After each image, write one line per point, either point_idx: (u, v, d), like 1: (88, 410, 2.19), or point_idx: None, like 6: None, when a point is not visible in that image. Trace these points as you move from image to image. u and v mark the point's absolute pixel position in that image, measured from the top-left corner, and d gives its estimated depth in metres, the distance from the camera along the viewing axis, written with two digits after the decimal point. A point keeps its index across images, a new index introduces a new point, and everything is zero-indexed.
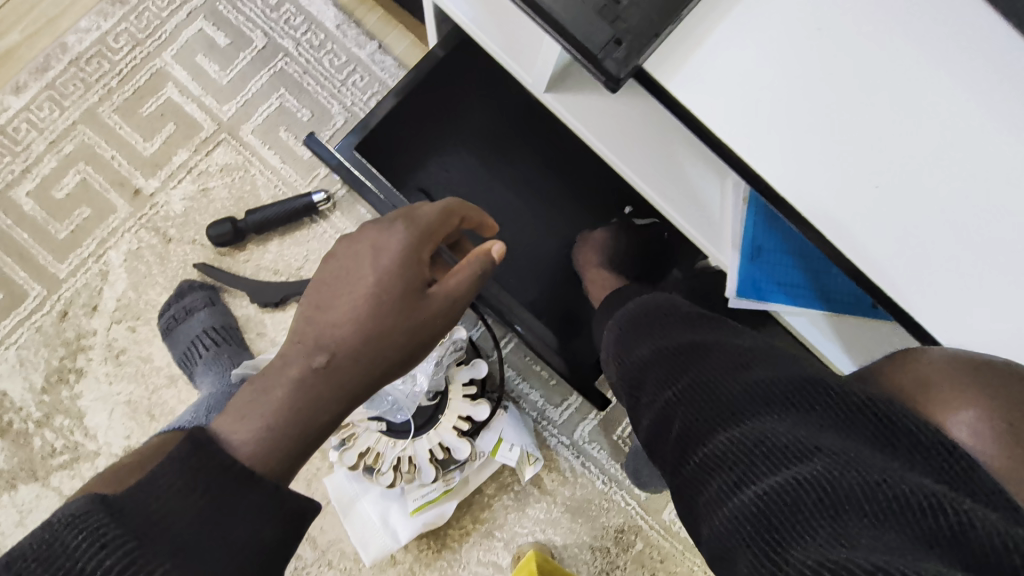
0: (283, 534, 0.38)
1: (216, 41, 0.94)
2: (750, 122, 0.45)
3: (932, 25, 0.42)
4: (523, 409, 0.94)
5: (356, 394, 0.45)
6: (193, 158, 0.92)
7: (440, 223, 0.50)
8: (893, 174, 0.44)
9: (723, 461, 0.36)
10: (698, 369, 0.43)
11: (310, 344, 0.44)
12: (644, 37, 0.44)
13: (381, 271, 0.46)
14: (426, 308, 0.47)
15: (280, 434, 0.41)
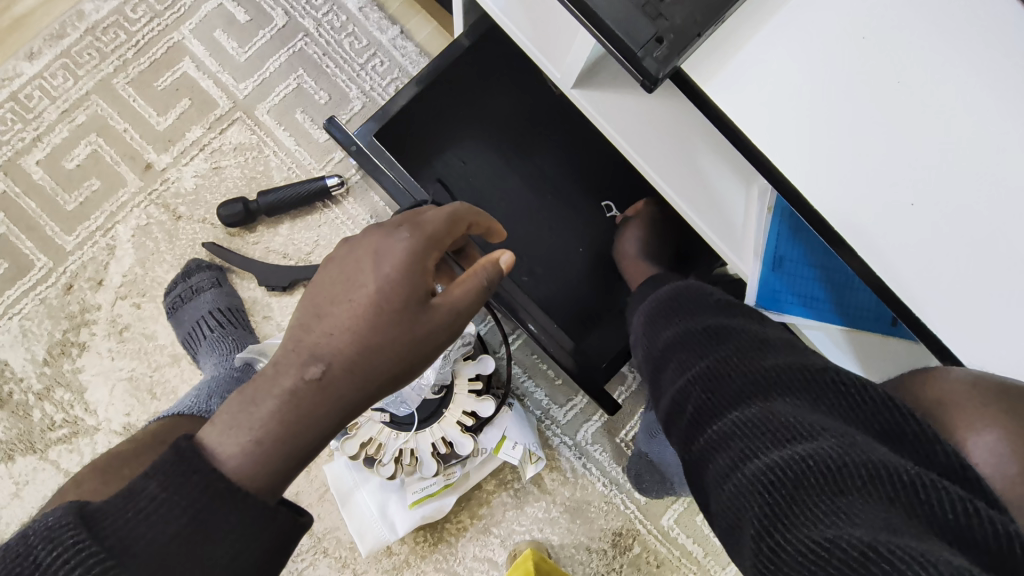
0: (268, 555, 0.36)
1: (236, 17, 0.92)
2: (785, 129, 0.43)
3: (978, 43, 0.41)
4: (528, 407, 0.93)
5: (350, 411, 0.40)
6: (206, 135, 0.91)
7: (450, 228, 0.44)
8: (930, 193, 0.42)
9: (732, 438, 0.37)
10: (713, 353, 0.43)
11: (303, 355, 0.39)
12: (686, 39, 0.43)
13: (385, 277, 0.40)
14: (427, 322, 0.41)
15: (269, 450, 0.37)
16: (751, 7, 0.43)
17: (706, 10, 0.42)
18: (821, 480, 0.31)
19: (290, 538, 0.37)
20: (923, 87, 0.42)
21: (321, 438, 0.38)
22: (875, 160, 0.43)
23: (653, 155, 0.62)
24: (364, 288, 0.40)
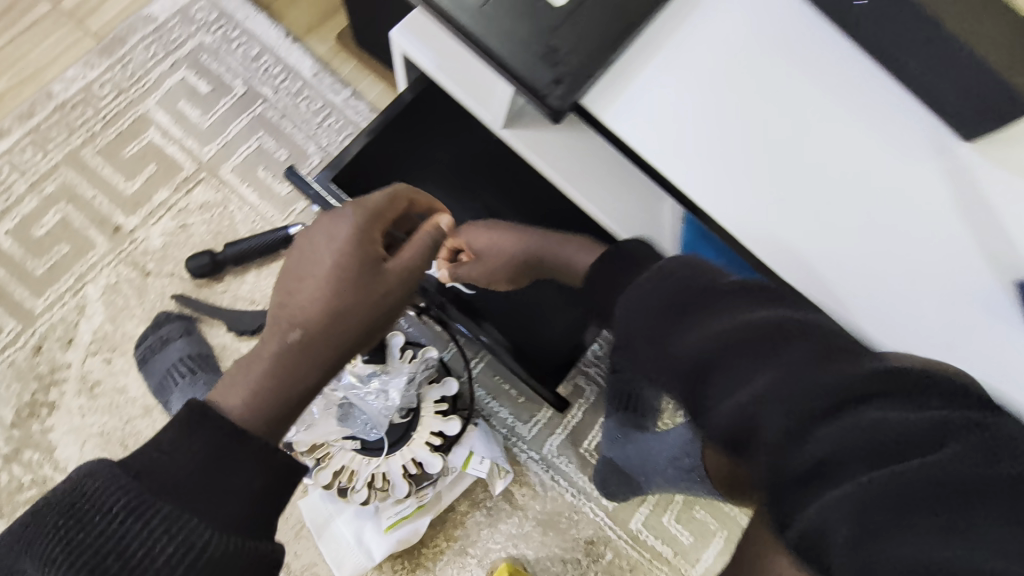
0: (272, 486, 0.43)
1: (198, 89, 1.01)
2: (673, 147, 0.53)
3: (810, 66, 0.53)
4: (494, 426, 0.99)
5: (331, 359, 0.50)
6: (173, 196, 0.97)
7: (387, 206, 0.56)
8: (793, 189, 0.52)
9: (815, 448, 0.34)
10: (796, 368, 0.37)
11: (285, 323, 0.49)
12: (580, 79, 0.51)
13: (338, 250, 0.51)
14: (382, 281, 0.52)
15: (268, 396, 0.46)
16: (634, 53, 0.53)
17: (593, 56, 0.52)
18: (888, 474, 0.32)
19: (295, 470, 0.45)
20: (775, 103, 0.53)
21: (310, 384, 0.49)
22: (747, 165, 0.52)
23: (581, 183, 0.71)
24: (324, 259, 0.51)
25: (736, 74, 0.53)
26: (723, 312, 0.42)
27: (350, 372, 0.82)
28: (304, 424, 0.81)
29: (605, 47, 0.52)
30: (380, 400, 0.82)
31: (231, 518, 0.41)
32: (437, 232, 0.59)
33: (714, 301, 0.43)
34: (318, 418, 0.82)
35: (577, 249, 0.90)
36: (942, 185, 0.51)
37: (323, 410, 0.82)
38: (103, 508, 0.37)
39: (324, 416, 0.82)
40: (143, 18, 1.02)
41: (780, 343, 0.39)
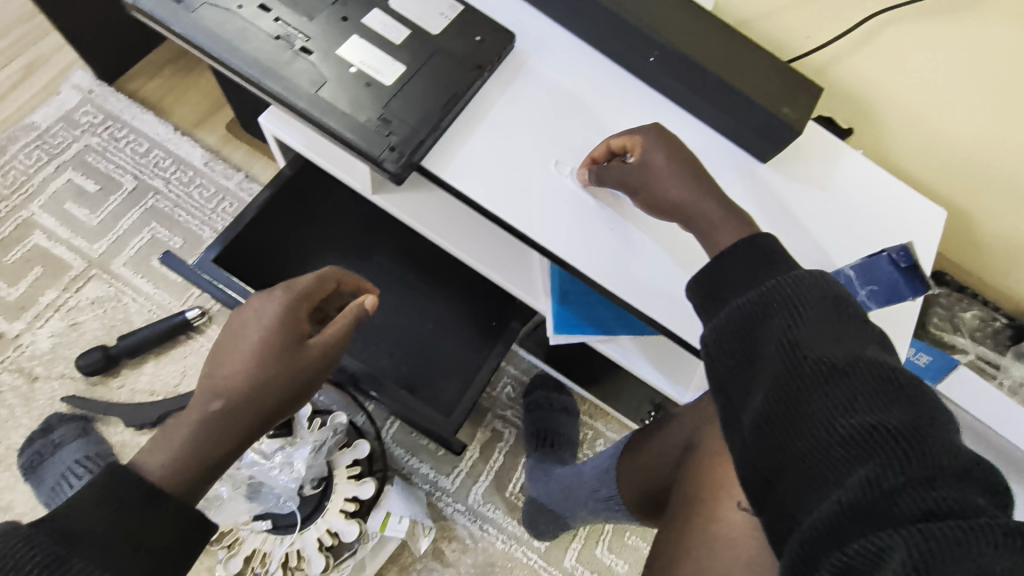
0: (187, 542, 0.47)
1: (86, 188, 1.02)
2: (505, 196, 0.61)
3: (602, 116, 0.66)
4: (415, 483, 0.98)
5: (252, 429, 0.52)
6: (62, 296, 0.96)
7: (316, 287, 0.59)
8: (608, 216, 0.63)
9: (802, 464, 0.36)
10: (788, 392, 0.38)
11: (211, 390, 0.51)
12: (412, 143, 0.59)
13: (265, 325, 0.54)
14: (307, 354, 0.55)
15: (188, 459, 0.49)
16: (460, 122, 0.63)
17: (422, 123, 0.60)
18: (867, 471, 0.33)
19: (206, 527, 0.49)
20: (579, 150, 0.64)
21: (227, 452, 0.51)
22: (567, 203, 0.62)
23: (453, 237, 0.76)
24: (256, 334, 0.54)
25: (557, 114, 0.66)
26: (737, 314, 0.44)
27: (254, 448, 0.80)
28: (210, 508, 0.78)
29: (430, 119, 0.60)
30: (288, 473, 0.81)
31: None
32: (365, 309, 0.60)
33: (736, 302, 0.45)
34: (222, 502, 0.79)
35: (472, 298, 0.95)
36: (742, 192, 0.67)
37: (228, 494, 0.79)
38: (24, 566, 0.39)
39: (229, 500, 0.78)
40: (26, 126, 1.03)
41: (769, 349, 0.41)
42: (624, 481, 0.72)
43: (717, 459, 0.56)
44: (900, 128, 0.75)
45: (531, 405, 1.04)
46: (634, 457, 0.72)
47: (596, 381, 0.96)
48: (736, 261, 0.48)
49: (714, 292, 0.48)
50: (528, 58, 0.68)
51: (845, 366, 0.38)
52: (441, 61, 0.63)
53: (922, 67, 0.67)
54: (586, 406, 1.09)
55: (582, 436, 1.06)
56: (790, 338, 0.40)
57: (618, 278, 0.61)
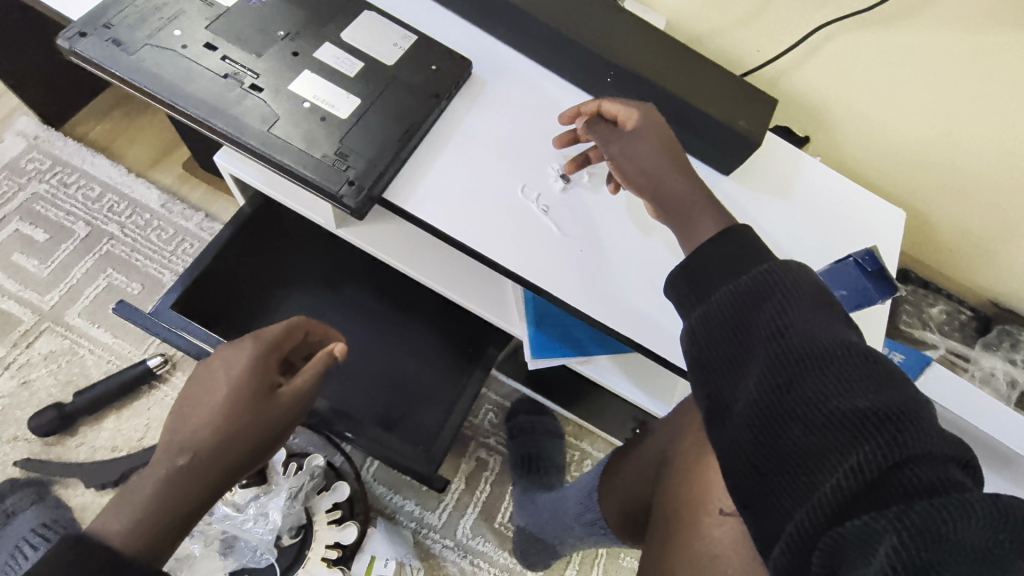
0: None
1: (35, 238, 0.97)
2: (471, 223, 0.60)
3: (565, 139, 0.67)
4: (400, 523, 0.94)
5: (219, 484, 0.49)
6: (12, 353, 0.91)
7: (287, 337, 0.57)
8: (577, 237, 0.63)
9: (791, 457, 0.35)
10: (773, 380, 0.37)
11: (176, 445, 0.48)
12: (372, 176, 0.57)
13: (234, 377, 0.51)
14: (276, 405, 0.52)
15: (151, 519, 0.45)
16: (421, 151, 0.62)
17: (381, 155, 0.59)
18: (855, 458, 0.32)
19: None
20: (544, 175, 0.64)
21: (193, 510, 0.47)
22: (535, 228, 0.62)
23: (422, 265, 0.75)
24: (227, 384, 0.51)
25: (520, 139, 0.66)
26: (720, 304, 0.42)
27: (225, 502, 0.77)
28: (184, 567, 0.75)
29: (389, 150, 0.59)
30: (262, 526, 0.77)
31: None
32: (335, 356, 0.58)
33: (714, 293, 0.44)
34: (196, 560, 0.76)
35: (448, 326, 0.93)
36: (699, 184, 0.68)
37: (202, 551, 0.76)
38: None
39: (204, 554, 0.76)
40: None
41: (751, 340, 0.40)
42: (606, 503, 0.70)
43: (689, 472, 0.55)
44: (853, 133, 0.77)
45: (515, 431, 1.02)
46: (618, 475, 0.70)
47: (578, 401, 0.95)
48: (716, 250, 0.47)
49: (698, 281, 0.46)
50: (486, 85, 0.67)
51: (829, 349, 0.36)
52: (397, 92, 0.62)
53: (868, 73, 0.69)
54: (571, 427, 1.07)
55: (569, 458, 1.05)
56: (772, 326, 0.39)
57: (594, 299, 0.60)
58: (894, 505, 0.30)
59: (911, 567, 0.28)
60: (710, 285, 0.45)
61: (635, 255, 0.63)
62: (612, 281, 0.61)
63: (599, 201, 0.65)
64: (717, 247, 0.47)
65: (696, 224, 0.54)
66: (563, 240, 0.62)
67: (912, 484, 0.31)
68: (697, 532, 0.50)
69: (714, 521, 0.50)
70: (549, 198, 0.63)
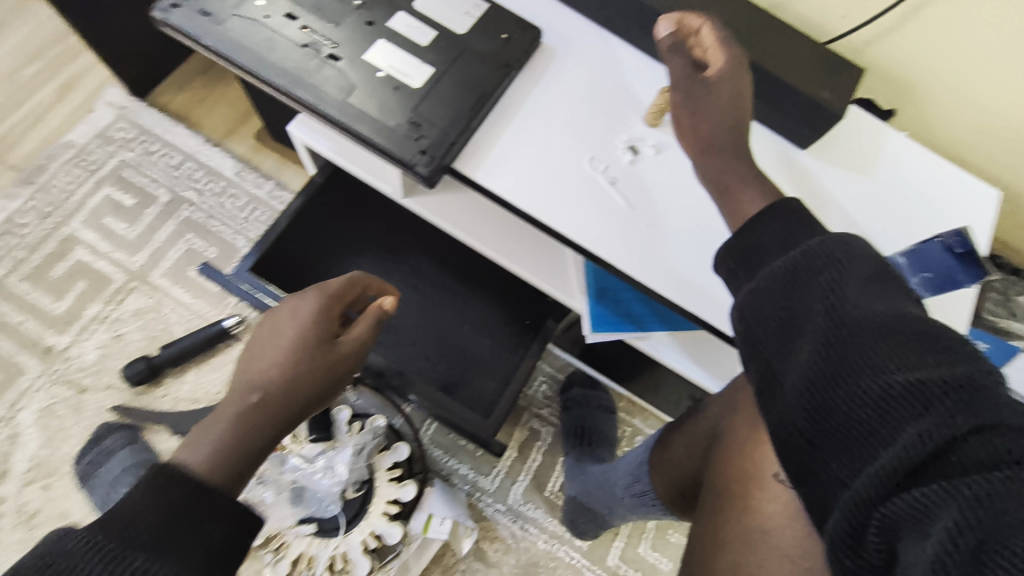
0: (231, 534, 0.44)
1: (123, 203, 1.04)
2: (542, 194, 0.60)
3: (635, 111, 0.65)
4: (455, 485, 0.98)
5: (287, 424, 0.52)
6: (106, 308, 0.98)
7: (347, 289, 0.59)
8: (647, 213, 0.62)
9: (845, 430, 0.34)
10: (824, 357, 0.36)
11: (247, 385, 0.51)
12: (444, 145, 0.58)
13: (300, 326, 0.55)
14: (337, 354, 0.55)
15: (229, 450, 0.48)
16: (491, 122, 0.62)
17: (452, 125, 0.59)
18: (913, 428, 0.31)
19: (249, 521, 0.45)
20: (613, 150, 0.63)
21: (264, 447, 0.50)
22: (603, 201, 0.61)
23: (484, 236, 0.75)
24: (293, 332, 0.54)
25: (588, 109, 0.64)
26: (769, 282, 0.42)
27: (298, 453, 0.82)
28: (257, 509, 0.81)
29: (462, 121, 0.59)
30: (329, 479, 0.82)
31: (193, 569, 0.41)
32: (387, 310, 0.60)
33: (764, 269, 0.43)
34: (268, 505, 0.81)
35: (505, 299, 0.95)
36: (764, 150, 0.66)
37: (275, 497, 0.82)
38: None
39: (277, 500, 0.82)
40: (63, 144, 1.06)
41: (803, 316, 0.39)
42: (656, 474, 0.71)
43: (742, 447, 0.55)
44: (944, 107, 0.72)
45: (567, 403, 1.03)
46: (667, 448, 0.70)
47: (632, 378, 0.95)
48: (767, 225, 0.47)
49: (750, 259, 0.46)
50: (556, 54, 0.66)
51: (886, 322, 0.35)
52: (468, 61, 0.62)
53: (969, 41, 0.64)
54: (623, 403, 1.08)
55: (621, 433, 1.05)
56: (821, 301, 0.38)
57: (662, 274, 0.60)
58: (959, 474, 0.29)
59: (975, 538, 0.27)
60: (763, 259, 0.45)
61: (702, 231, 0.61)
62: (679, 255, 0.60)
63: (669, 174, 0.63)
64: (779, 220, 0.46)
65: (741, 195, 0.53)
66: (632, 213, 0.61)
67: (975, 453, 0.29)
68: (749, 505, 0.51)
69: (767, 497, 0.50)
70: (619, 170, 0.63)
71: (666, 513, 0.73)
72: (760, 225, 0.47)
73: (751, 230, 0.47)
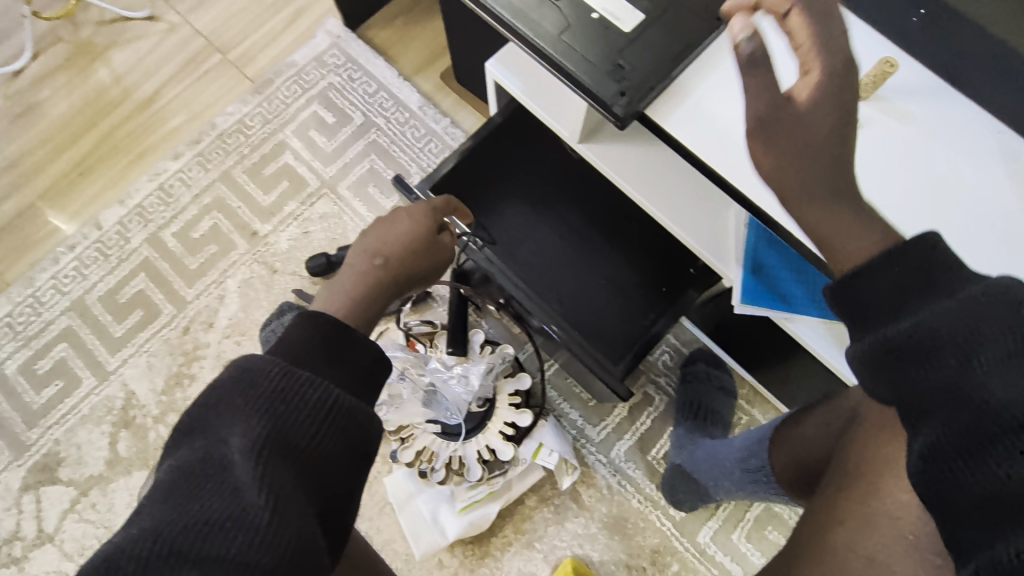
0: (372, 364, 0.49)
1: (326, 120, 1.19)
2: (729, 152, 0.61)
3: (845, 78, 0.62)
4: (563, 426, 1.04)
5: (395, 295, 0.60)
6: (300, 208, 1.15)
7: (443, 205, 0.68)
8: (839, 186, 0.59)
9: (988, 490, 0.33)
10: (963, 414, 0.35)
11: (371, 254, 0.60)
12: (642, 90, 0.61)
13: (411, 218, 0.63)
14: (437, 248, 0.64)
15: (356, 299, 0.56)
16: (689, 76, 0.63)
17: (654, 73, 0.61)
18: None
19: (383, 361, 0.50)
20: None
21: (381, 308, 0.58)
22: None
23: (650, 191, 0.77)
24: (407, 222, 0.63)
25: None
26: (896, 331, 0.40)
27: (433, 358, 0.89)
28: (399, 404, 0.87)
29: (663, 69, 0.62)
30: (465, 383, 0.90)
31: (345, 385, 0.46)
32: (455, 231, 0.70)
33: (886, 310, 0.41)
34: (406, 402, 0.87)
35: (647, 256, 0.94)
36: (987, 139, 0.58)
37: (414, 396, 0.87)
38: (272, 392, 0.42)
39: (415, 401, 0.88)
40: (288, 63, 1.22)
41: (946, 379, 0.37)
42: (776, 452, 0.70)
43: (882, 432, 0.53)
44: None
45: (686, 376, 1.03)
46: (795, 430, 0.69)
47: (762, 364, 0.93)
48: (883, 270, 0.41)
49: (860, 303, 0.42)
50: None
51: None
52: (679, 10, 0.63)
53: None
54: (744, 391, 1.06)
55: (736, 419, 1.04)
56: (962, 353, 0.36)
57: None
58: None
59: None
60: (874, 299, 0.41)
61: (900, 213, 0.57)
62: None
63: (874, 147, 0.59)
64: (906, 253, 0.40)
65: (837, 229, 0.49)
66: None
67: None
68: (879, 488, 0.49)
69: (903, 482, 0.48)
70: None
71: (781, 496, 0.72)
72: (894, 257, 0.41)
73: (859, 278, 0.42)
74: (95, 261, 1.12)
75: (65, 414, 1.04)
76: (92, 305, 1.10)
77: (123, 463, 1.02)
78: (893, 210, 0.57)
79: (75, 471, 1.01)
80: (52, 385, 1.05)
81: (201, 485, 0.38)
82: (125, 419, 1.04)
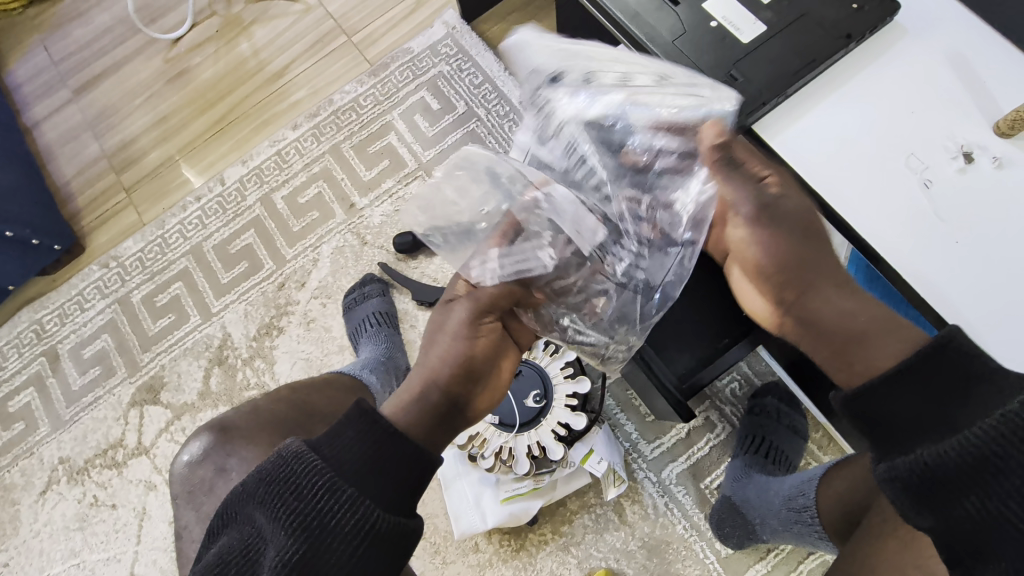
0: (390, 501, 0.51)
1: (431, 106, 1.25)
2: (838, 182, 0.57)
3: (982, 111, 0.57)
4: (617, 437, 1.02)
5: (434, 415, 0.56)
6: (396, 186, 1.21)
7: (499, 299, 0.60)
8: (964, 231, 0.54)
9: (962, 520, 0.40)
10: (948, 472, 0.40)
11: (425, 388, 0.57)
12: (754, 105, 0.60)
13: (442, 359, 0.58)
14: (445, 349, 0.58)
15: (418, 418, 0.55)
16: (804, 96, 0.60)
17: (768, 88, 0.60)
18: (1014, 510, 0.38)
19: (368, 461, 0.51)
20: (940, 151, 0.56)
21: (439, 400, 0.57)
22: (908, 208, 0.56)
23: None
24: (438, 359, 0.58)
25: (924, 102, 0.58)
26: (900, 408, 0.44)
27: (534, 237, 0.58)
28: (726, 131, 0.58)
29: (778, 86, 0.60)
30: (619, 223, 0.62)
31: (388, 501, 0.51)
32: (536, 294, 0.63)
33: (888, 404, 0.45)
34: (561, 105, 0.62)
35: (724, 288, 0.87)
36: None
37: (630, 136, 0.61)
38: (309, 479, 0.49)
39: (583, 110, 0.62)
40: (405, 49, 1.29)
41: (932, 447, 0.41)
42: (840, 505, 0.66)
43: None
44: None
45: (754, 409, 0.97)
46: (864, 484, 0.64)
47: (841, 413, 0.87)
48: (900, 395, 0.44)
49: (878, 421, 0.45)
50: (906, 34, 0.60)
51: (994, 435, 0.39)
52: (804, 29, 0.61)
53: None
54: (817, 435, 0.99)
55: (803, 464, 0.97)
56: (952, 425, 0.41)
57: (947, 302, 0.53)
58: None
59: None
60: (877, 403, 0.45)
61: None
62: (976, 287, 0.53)
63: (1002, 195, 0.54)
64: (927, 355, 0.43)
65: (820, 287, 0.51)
66: (936, 228, 0.55)
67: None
68: None
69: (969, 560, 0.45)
70: (940, 176, 0.56)
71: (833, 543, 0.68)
72: (919, 362, 0.44)
73: (885, 388, 0.44)
74: (216, 213, 1.24)
75: (173, 344, 1.17)
76: (207, 252, 1.22)
77: (212, 395, 1.14)
78: (976, 278, 0.53)
79: (173, 396, 1.14)
80: (165, 317, 1.19)
81: (258, 547, 0.50)
82: (219, 357, 1.15)
